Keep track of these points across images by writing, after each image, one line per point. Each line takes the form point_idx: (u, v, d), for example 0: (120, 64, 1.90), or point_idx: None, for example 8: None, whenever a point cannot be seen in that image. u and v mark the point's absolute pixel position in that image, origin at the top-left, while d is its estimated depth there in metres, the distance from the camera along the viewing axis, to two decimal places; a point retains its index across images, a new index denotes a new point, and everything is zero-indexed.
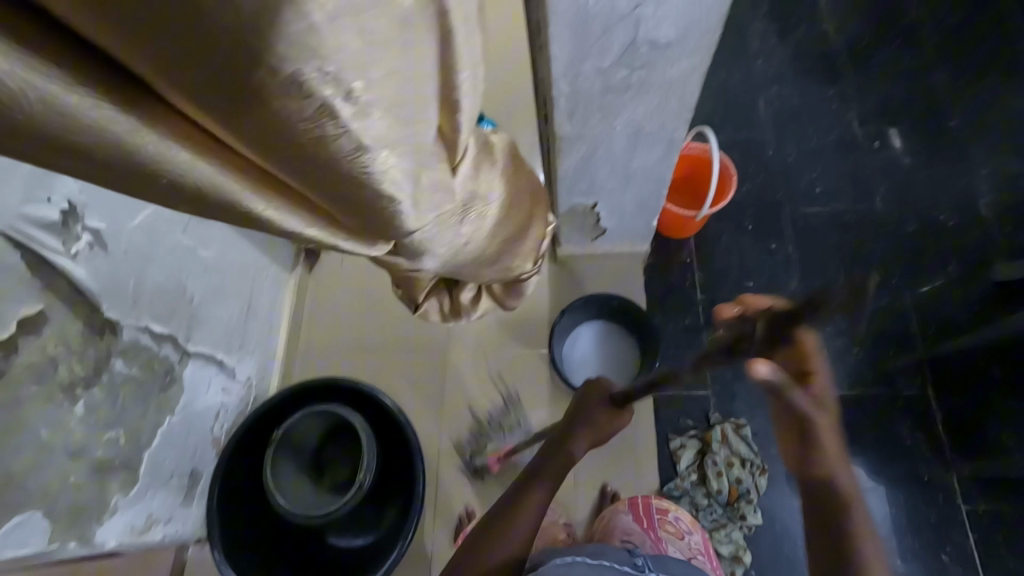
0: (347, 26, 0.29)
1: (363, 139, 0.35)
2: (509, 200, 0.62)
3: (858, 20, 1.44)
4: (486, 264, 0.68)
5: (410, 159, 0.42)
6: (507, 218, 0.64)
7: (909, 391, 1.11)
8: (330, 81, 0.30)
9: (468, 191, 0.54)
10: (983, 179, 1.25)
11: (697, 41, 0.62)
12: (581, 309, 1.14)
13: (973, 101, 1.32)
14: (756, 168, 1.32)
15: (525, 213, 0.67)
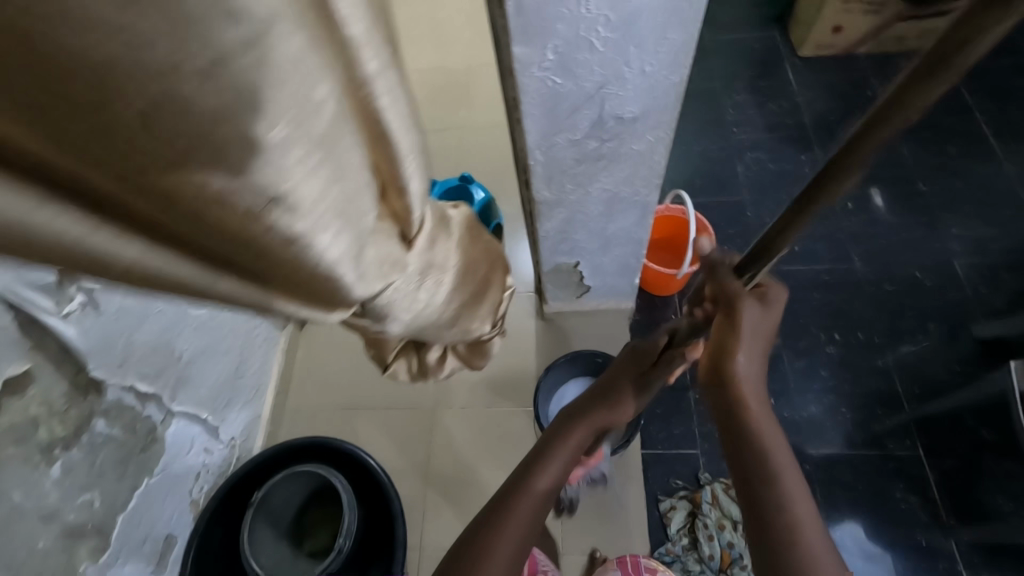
0: (253, 140, 0.27)
1: (295, 231, 0.33)
2: (464, 263, 0.54)
3: (825, 95, 1.55)
4: (446, 328, 0.60)
5: (358, 237, 0.38)
6: (464, 280, 0.56)
7: (900, 452, 1.10)
8: (242, 183, 0.29)
9: (425, 263, 0.48)
10: (954, 240, 1.30)
11: (660, 117, 0.67)
12: (563, 368, 1.13)
13: (939, 168, 1.39)
14: (735, 229, 1.38)
15: (484, 275, 0.60)
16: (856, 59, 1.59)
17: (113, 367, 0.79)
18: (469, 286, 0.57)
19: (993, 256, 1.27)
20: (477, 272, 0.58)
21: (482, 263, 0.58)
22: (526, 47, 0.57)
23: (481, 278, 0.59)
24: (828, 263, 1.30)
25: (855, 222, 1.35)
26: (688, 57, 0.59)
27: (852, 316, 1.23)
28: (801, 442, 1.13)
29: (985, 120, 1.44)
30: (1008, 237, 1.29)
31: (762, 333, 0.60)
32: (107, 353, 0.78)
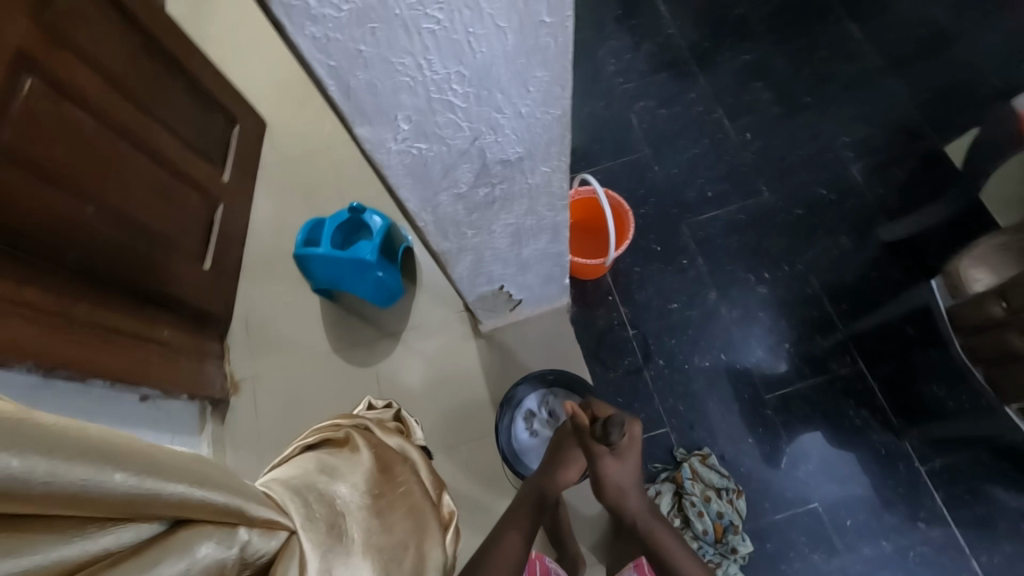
0: None
1: None
2: (367, 538, 0.47)
3: (695, 21, 1.50)
4: None
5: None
6: (380, 561, 0.47)
7: (844, 371, 1.16)
8: None
9: None
10: (846, 148, 1.33)
11: (549, 149, 0.58)
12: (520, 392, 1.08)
13: (814, 76, 1.40)
14: (644, 189, 1.35)
15: (415, 540, 0.51)
16: None
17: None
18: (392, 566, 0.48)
19: (885, 155, 1.31)
20: (403, 564, 0.49)
21: (405, 527, 0.51)
22: (370, 127, 0.46)
23: (417, 547, 0.52)
24: (740, 203, 1.31)
25: (754, 153, 1.35)
26: (565, 89, 0.49)
27: (773, 250, 1.26)
28: (757, 389, 1.16)
29: (849, 15, 1.45)
30: (894, 131, 1.32)
31: (631, 463, 0.75)
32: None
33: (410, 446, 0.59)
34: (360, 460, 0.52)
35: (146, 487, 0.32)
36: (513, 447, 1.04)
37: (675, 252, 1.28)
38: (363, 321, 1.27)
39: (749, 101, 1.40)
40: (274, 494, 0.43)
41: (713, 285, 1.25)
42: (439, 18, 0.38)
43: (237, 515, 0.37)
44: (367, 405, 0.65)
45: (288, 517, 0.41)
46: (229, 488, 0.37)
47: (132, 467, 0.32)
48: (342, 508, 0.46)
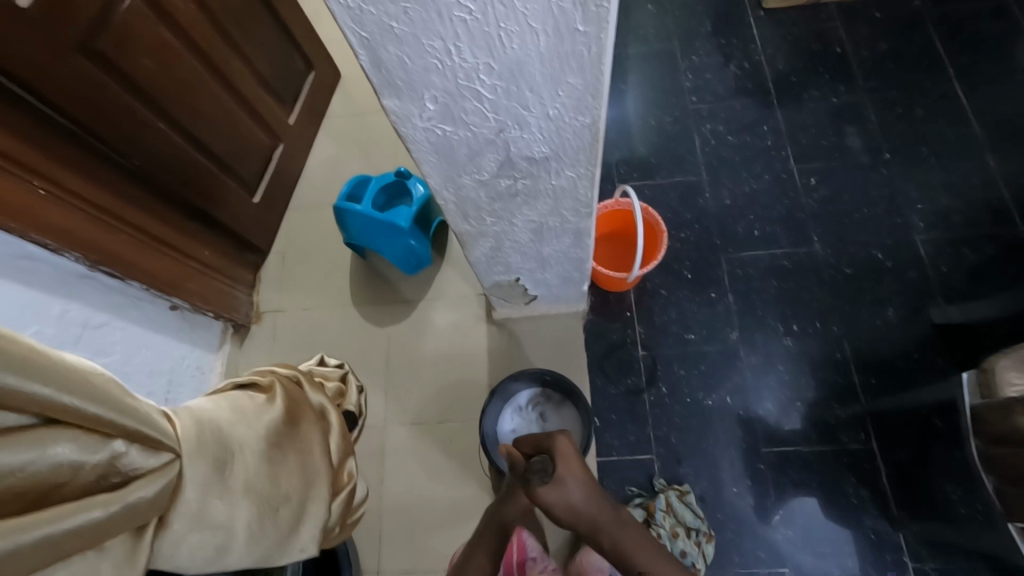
0: None
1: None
2: (251, 480, 0.46)
3: (789, 51, 1.43)
4: (263, 548, 0.47)
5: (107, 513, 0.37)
6: (258, 504, 0.47)
7: (853, 446, 1.10)
8: None
9: (195, 512, 0.42)
10: (917, 215, 1.24)
11: (575, 155, 0.57)
12: (514, 384, 1.09)
13: (903, 134, 1.31)
14: (691, 213, 1.31)
15: (301, 492, 0.51)
16: (824, 9, 1.46)
17: (58, 333, 0.86)
18: (270, 516, 0.48)
19: (957, 231, 1.22)
20: (283, 517, 0.49)
21: (294, 482, 0.50)
22: (397, 100, 0.47)
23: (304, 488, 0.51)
24: (787, 247, 1.26)
25: (815, 201, 1.29)
26: (596, 100, 0.49)
27: (810, 304, 1.21)
28: (755, 439, 1.12)
29: (957, 75, 1.34)
30: (974, 207, 1.23)
31: (567, 475, 0.77)
32: (45, 315, 0.85)
33: (332, 408, 0.58)
34: (270, 409, 0.51)
35: (12, 383, 0.32)
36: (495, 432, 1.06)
37: (706, 283, 1.25)
38: (385, 282, 1.32)
39: (823, 146, 1.33)
40: (178, 422, 0.44)
41: (737, 324, 1.21)
42: (471, 9, 0.39)
43: (110, 426, 0.37)
44: (319, 362, 0.67)
45: (176, 441, 0.42)
46: (109, 401, 0.37)
47: (9, 367, 0.32)
48: (236, 446, 0.46)
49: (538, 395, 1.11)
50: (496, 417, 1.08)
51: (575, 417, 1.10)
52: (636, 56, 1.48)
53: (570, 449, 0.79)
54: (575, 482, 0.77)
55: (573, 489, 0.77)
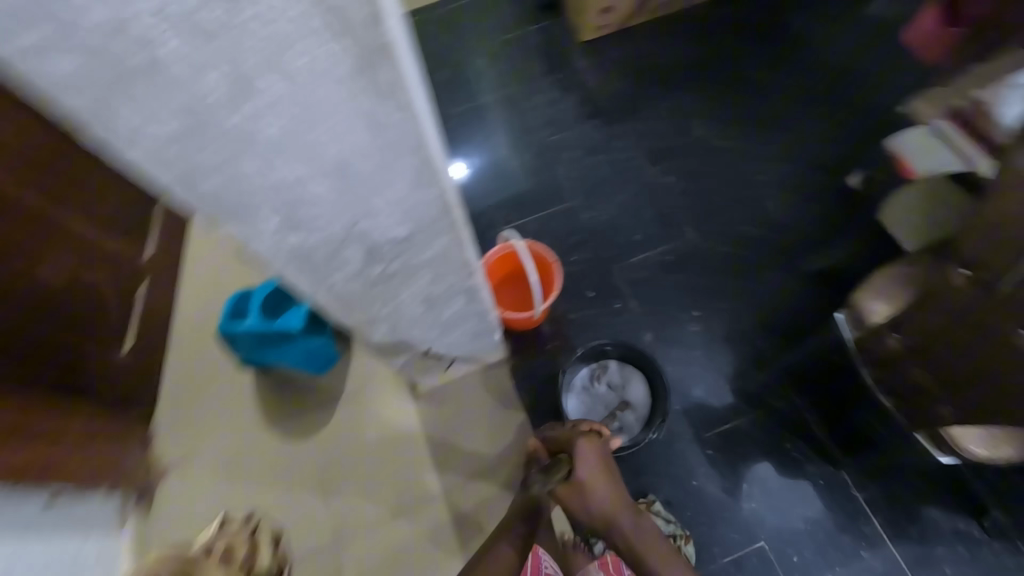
0: None
1: None
2: None
3: (615, 73, 1.57)
4: None
5: None
6: None
7: (780, 406, 1.18)
8: None
9: None
10: (763, 186, 1.39)
11: (435, 227, 0.58)
12: (577, 364, 1.15)
13: (730, 119, 1.47)
14: (577, 236, 1.38)
15: None
16: (634, 29, 1.61)
17: None
18: None
19: (797, 192, 1.37)
20: None
21: None
22: (238, 221, 0.48)
23: None
24: (667, 243, 1.35)
25: (678, 197, 1.40)
26: (436, 175, 0.50)
27: (703, 289, 1.30)
28: (696, 428, 1.17)
29: (755, 61, 1.53)
30: (804, 169, 1.40)
31: (589, 478, 0.76)
32: None
33: None
34: None
35: None
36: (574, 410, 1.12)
37: (610, 296, 1.30)
38: (298, 389, 1.24)
39: (670, 147, 1.46)
40: None
41: (648, 325, 1.27)
42: (280, 122, 0.39)
43: None
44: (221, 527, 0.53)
45: None
46: None
47: None
48: None
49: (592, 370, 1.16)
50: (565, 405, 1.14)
51: (639, 375, 1.15)
52: (485, 107, 1.56)
53: (594, 455, 0.79)
54: (599, 491, 0.76)
55: (593, 495, 0.75)
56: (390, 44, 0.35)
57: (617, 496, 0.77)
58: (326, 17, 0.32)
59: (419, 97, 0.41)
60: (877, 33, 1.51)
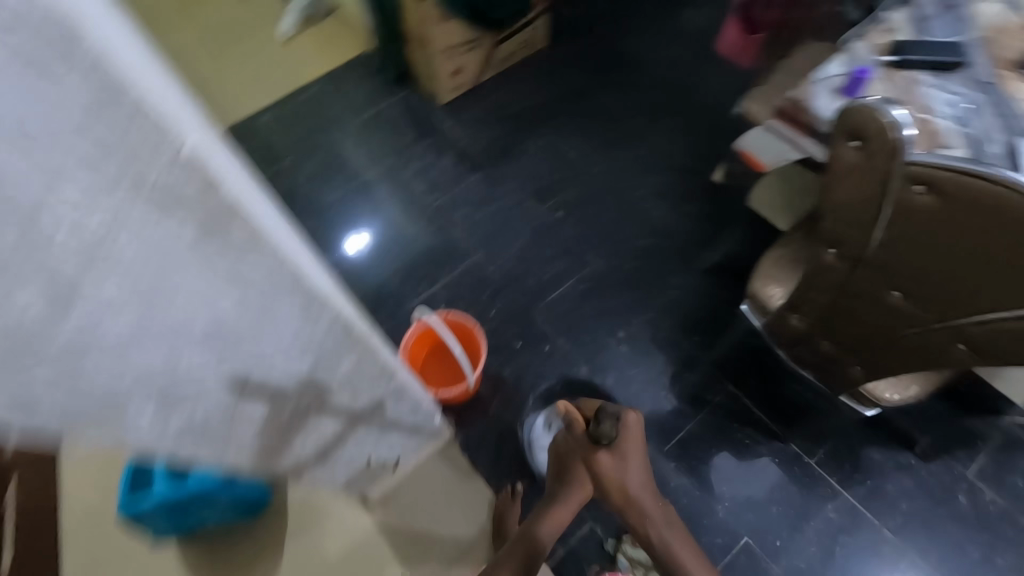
0: None
1: None
2: None
3: (482, 126, 1.61)
4: None
5: None
6: None
7: (721, 399, 1.23)
8: None
9: None
10: (644, 198, 1.47)
11: (341, 354, 0.54)
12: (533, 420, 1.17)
13: (598, 144, 1.56)
14: (489, 291, 1.38)
15: None
16: (487, 83, 1.68)
17: None
18: None
19: (673, 196, 1.47)
20: None
21: None
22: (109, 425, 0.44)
23: None
24: (575, 275, 1.39)
25: (572, 227, 1.45)
26: (327, 307, 0.47)
27: (620, 309, 1.34)
28: (653, 446, 1.19)
29: (602, 88, 1.64)
30: (673, 173, 1.50)
31: (631, 450, 0.79)
32: None
33: None
34: None
35: None
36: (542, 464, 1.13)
37: (537, 341, 1.31)
38: (230, 542, 1.09)
39: (551, 183, 1.52)
40: None
41: (581, 359, 1.28)
42: (129, 321, 0.36)
43: None
44: None
45: None
46: None
47: None
48: None
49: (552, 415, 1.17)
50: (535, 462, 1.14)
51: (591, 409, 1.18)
52: (365, 188, 1.54)
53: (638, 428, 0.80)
54: (635, 469, 0.78)
55: (634, 469, 0.78)
56: (236, 196, 0.33)
57: (646, 473, 0.80)
58: (154, 194, 0.30)
59: (287, 243, 0.40)
60: (696, 42, 1.68)
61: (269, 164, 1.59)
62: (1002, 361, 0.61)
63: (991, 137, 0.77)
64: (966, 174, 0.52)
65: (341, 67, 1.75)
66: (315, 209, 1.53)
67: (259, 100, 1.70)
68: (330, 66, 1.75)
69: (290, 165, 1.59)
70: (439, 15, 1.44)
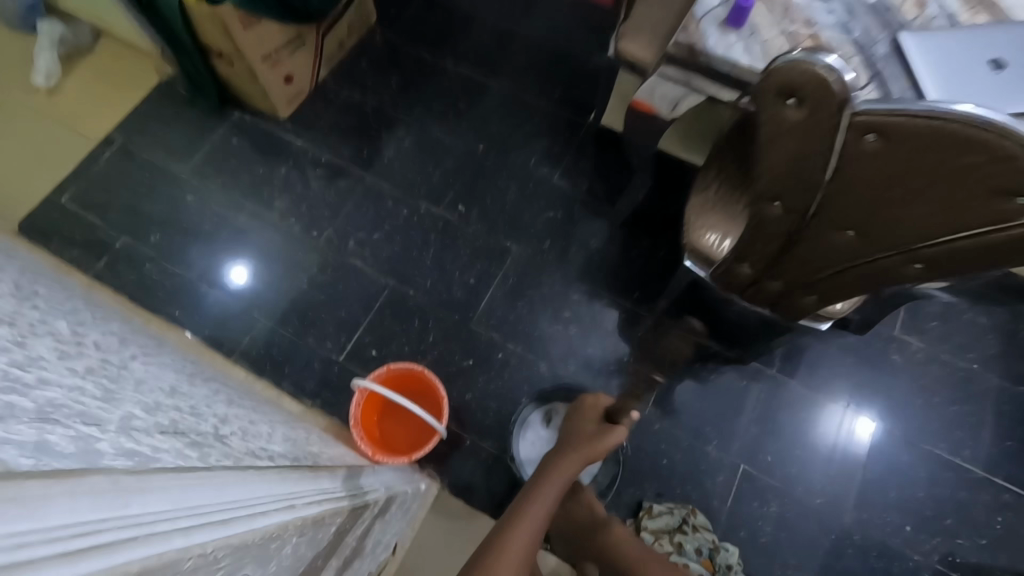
0: None
1: None
2: None
3: (340, 134, 1.40)
4: None
5: None
6: None
7: (677, 345, 1.25)
8: None
9: None
10: (539, 165, 1.38)
11: (267, 539, 0.46)
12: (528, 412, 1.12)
13: (473, 120, 1.42)
14: (418, 317, 1.25)
15: None
16: (326, 83, 1.45)
17: None
18: None
19: (568, 155, 1.39)
20: None
21: None
22: None
23: None
24: (500, 268, 1.29)
25: (478, 219, 1.33)
26: (230, 543, 0.41)
27: (556, 290, 1.28)
28: (634, 415, 1.20)
29: (456, 55, 1.47)
30: (560, 130, 1.41)
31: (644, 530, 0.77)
32: None
33: None
34: None
35: None
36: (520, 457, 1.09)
37: (488, 353, 1.23)
38: None
39: (440, 177, 1.37)
40: None
41: (537, 356, 1.23)
42: None
43: None
44: None
45: None
46: None
47: None
48: None
49: (546, 408, 1.13)
50: (517, 450, 1.10)
51: None
52: (233, 247, 1.30)
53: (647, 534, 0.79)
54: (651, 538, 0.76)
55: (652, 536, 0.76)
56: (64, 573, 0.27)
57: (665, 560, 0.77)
58: None
59: (145, 546, 0.33)
60: None
61: (99, 253, 1.28)
62: (953, 275, 0.63)
63: (875, 38, 0.77)
64: (917, 116, 0.52)
65: (143, 106, 1.42)
66: (177, 289, 1.26)
67: (47, 178, 1.34)
68: (125, 111, 1.41)
69: (125, 247, 1.29)
70: (246, 18, 1.14)
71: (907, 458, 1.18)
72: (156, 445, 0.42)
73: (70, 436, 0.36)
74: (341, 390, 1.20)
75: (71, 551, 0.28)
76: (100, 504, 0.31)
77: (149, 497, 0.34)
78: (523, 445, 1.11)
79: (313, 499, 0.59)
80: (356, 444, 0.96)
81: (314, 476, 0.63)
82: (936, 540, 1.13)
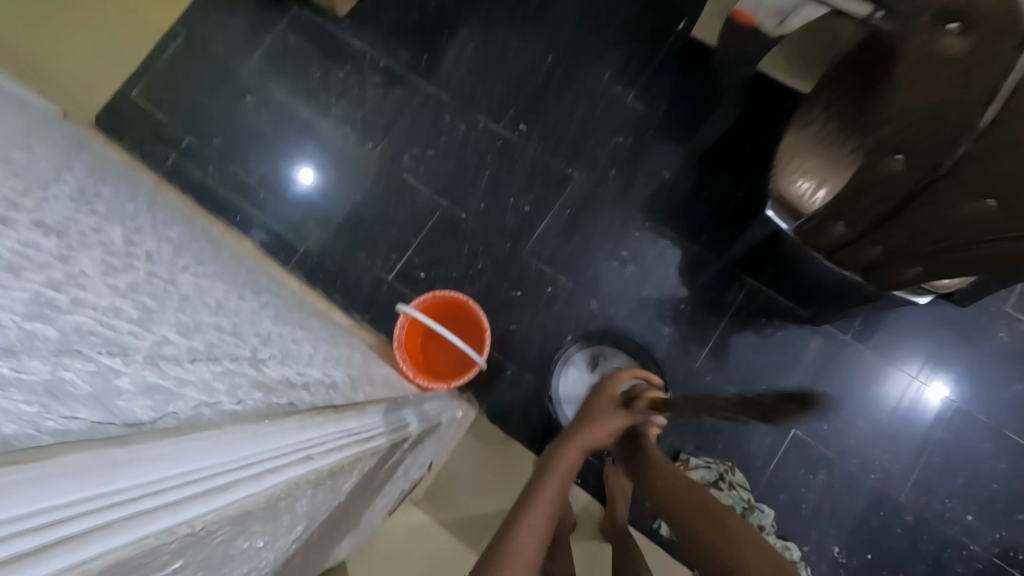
0: None
1: None
2: None
3: (400, 36, 1.30)
4: None
5: None
6: None
7: (742, 297, 1.15)
8: None
9: None
10: (614, 81, 1.23)
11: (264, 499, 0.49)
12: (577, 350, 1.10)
13: (545, 24, 1.27)
14: (468, 241, 1.21)
15: None
16: None
17: None
18: None
19: (648, 71, 1.23)
20: None
21: None
22: None
23: None
24: (558, 197, 1.21)
25: (539, 140, 1.23)
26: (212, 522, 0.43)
27: (616, 225, 1.19)
28: (684, 365, 1.14)
29: None
30: (643, 41, 1.24)
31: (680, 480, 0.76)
32: None
33: None
34: None
35: None
36: (560, 391, 1.08)
37: (536, 285, 1.18)
38: None
39: (503, 91, 1.25)
40: None
41: (587, 293, 1.17)
42: None
43: None
44: None
45: None
46: None
47: None
48: None
49: (592, 349, 1.11)
50: (557, 383, 1.08)
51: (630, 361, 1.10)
52: (290, 153, 1.28)
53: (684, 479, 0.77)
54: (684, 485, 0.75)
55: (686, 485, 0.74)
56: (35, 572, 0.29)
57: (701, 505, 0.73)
58: None
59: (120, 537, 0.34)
60: None
61: (167, 150, 1.30)
62: None
63: None
64: None
65: None
66: (237, 192, 1.27)
67: (117, 67, 1.34)
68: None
69: (190, 145, 1.30)
70: None
71: (986, 447, 1.07)
72: (185, 380, 0.45)
73: (90, 373, 0.37)
74: (389, 307, 1.21)
75: (40, 548, 0.30)
76: (83, 483, 0.32)
77: (140, 470, 0.36)
78: (563, 381, 1.09)
79: (332, 445, 0.62)
80: (398, 364, 0.97)
81: (338, 415, 0.65)
82: (999, 534, 1.05)
